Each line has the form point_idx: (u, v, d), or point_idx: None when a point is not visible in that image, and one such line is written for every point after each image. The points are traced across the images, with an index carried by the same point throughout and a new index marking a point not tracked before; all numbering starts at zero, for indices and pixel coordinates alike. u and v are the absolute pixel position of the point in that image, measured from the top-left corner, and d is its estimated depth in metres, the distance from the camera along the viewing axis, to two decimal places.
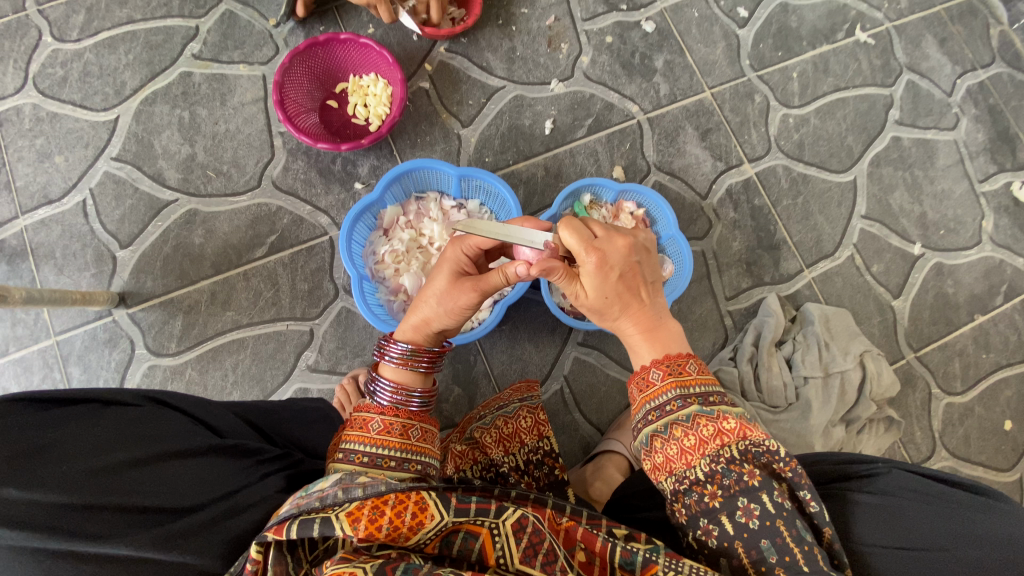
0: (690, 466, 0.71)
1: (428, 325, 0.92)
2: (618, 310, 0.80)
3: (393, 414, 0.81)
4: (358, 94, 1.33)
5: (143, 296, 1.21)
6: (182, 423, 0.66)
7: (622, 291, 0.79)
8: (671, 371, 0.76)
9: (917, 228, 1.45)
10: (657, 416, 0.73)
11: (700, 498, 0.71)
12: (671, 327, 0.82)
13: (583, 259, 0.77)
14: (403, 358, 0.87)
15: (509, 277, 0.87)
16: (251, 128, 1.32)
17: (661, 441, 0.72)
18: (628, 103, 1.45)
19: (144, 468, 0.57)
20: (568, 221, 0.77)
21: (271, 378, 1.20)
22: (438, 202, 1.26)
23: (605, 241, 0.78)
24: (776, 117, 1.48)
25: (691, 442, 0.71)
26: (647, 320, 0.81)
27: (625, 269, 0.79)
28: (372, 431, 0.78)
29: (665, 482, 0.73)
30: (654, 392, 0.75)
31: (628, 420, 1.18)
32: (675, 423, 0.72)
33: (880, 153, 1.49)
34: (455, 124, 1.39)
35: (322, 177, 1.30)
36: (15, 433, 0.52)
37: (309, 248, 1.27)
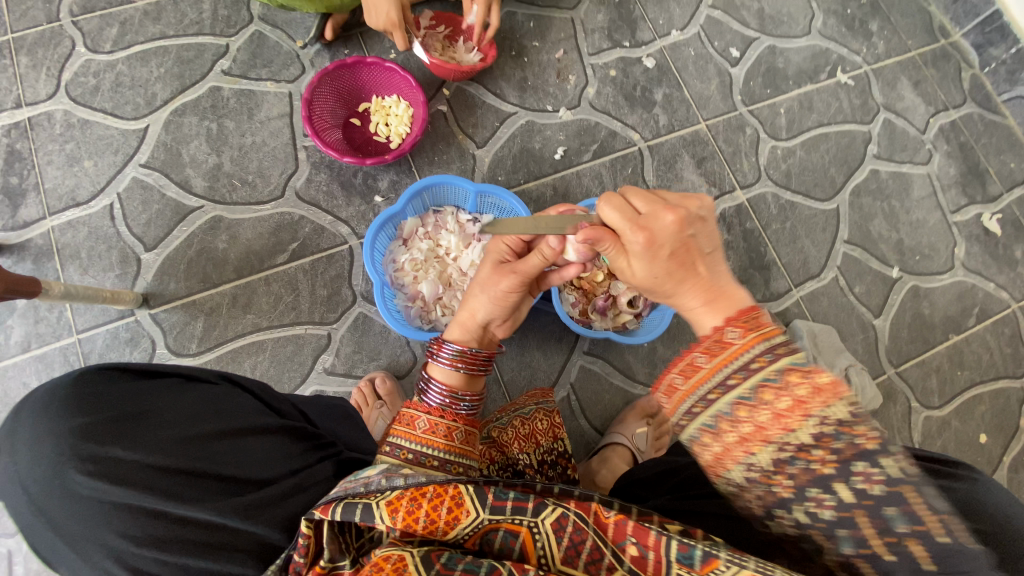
0: (790, 433, 0.57)
1: (475, 319, 1.07)
2: (673, 281, 0.78)
3: (439, 414, 0.94)
4: (380, 113, 1.41)
5: (166, 298, 1.25)
6: (253, 403, 0.73)
7: (674, 264, 0.78)
8: (751, 329, 0.63)
9: (895, 253, 1.57)
10: (741, 377, 0.60)
11: (808, 468, 0.57)
12: (736, 295, 0.76)
13: (631, 235, 0.79)
14: (453, 358, 1.03)
15: (545, 257, 0.97)
16: (276, 141, 1.39)
17: (748, 409, 0.59)
18: (630, 131, 1.56)
19: (220, 442, 0.64)
20: (611, 201, 0.82)
21: (288, 380, 1.23)
22: (454, 215, 1.34)
23: (650, 216, 0.79)
24: (766, 148, 1.61)
25: (786, 405, 0.57)
26: (709, 290, 0.76)
27: (676, 241, 0.78)
28: (419, 429, 0.92)
29: (760, 455, 0.59)
30: (729, 356, 0.62)
31: (628, 414, 1.28)
32: (763, 385, 0.59)
33: (861, 183, 1.62)
34: (470, 144, 1.48)
35: (343, 189, 1.37)
36: (123, 401, 0.62)
37: (328, 256, 1.32)
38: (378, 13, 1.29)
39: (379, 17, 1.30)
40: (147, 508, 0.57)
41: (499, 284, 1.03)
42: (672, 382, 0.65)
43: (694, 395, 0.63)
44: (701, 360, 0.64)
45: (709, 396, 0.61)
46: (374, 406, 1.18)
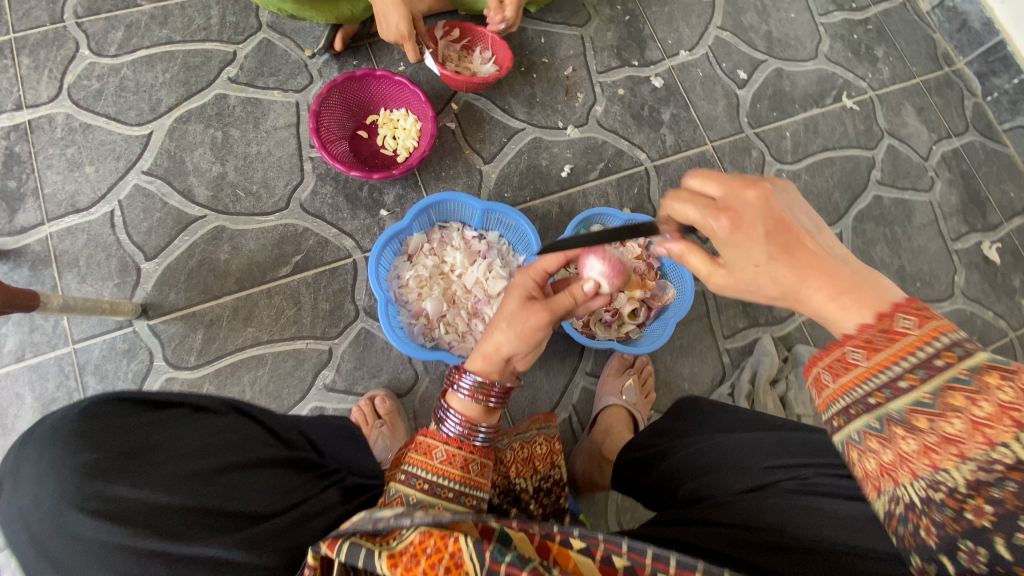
0: (975, 448, 0.47)
1: (499, 351, 1.05)
2: (788, 271, 0.64)
3: (456, 446, 0.96)
4: (388, 126, 1.40)
5: (165, 309, 1.23)
6: (259, 434, 0.71)
7: (777, 249, 0.65)
8: (884, 342, 0.54)
9: (895, 280, 1.58)
10: (921, 376, 0.50)
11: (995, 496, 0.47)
12: (873, 279, 0.61)
13: (712, 223, 0.68)
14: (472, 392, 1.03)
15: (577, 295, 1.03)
16: (282, 151, 1.37)
17: (929, 417, 0.49)
18: (637, 150, 1.56)
19: (223, 476, 0.61)
20: (678, 194, 0.72)
21: (288, 396, 1.21)
22: (460, 231, 1.33)
23: (732, 198, 0.69)
24: (771, 172, 1.61)
25: (985, 411, 0.48)
26: (834, 275, 0.62)
27: (770, 224, 0.66)
28: (434, 460, 0.92)
29: (955, 473, 0.48)
30: (893, 354, 0.53)
31: (609, 375, 1.30)
32: (951, 387, 0.49)
33: (864, 209, 1.62)
34: (477, 159, 1.47)
35: (349, 202, 1.36)
36: (128, 434, 0.59)
37: (332, 270, 1.31)
38: (389, 28, 1.28)
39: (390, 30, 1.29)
40: (146, 549, 0.53)
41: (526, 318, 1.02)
42: (821, 376, 0.57)
43: (849, 396, 0.54)
44: (856, 356, 0.55)
45: (871, 399, 0.52)
46: (374, 426, 1.16)
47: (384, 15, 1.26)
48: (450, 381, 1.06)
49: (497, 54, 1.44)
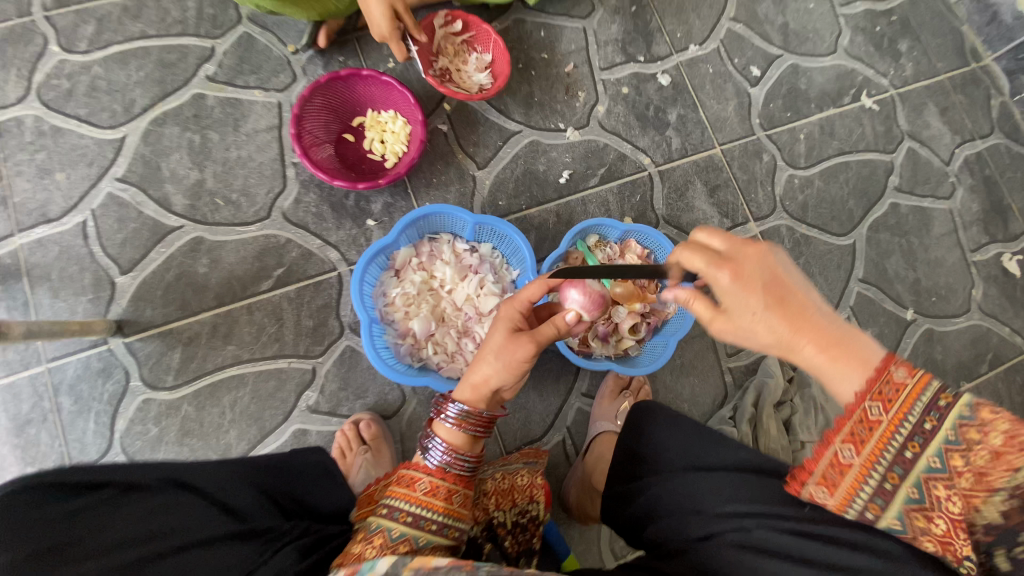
0: (983, 475, 0.58)
1: (488, 384, 0.99)
2: (786, 327, 0.66)
3: (439, 477, 0.94)
4: (375, 129, 1.32)
5: (141, 326, 1.18)
6: (199, 507, 0.71)
7: (778, 305, 0.67)
8: (892, 399, 0.62)
9: (910, 294, 1.50)
10: (921, 442, 0.60)
11: (1004, 509, 0.58)
12: (863, 340, 0.66)
13: (716, 277, 0.69)
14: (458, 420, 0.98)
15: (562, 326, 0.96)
16: (263, 156, 1.30)
17: (943, 482, 0.59)
18: (641, 154, 1.47)
19: (156, 565, 0.64)
20: (687, 245, 0.73)
21: (270, 418, 1.17)
22: (450, 244, 1.26)
23: (734, 251, 0.70)
24: (783, 177, 1.52)
25: (982, 461, 0.58)
26: (825, 335, 0.66)
27: (769, 279, 0.68)
28: (418, 491, 0.91)
29: (978, 517, 0.59)
30: (904, 406, 0.61)
31: (602, 399, 1.23)
32: (948, 449, 0.59)
33: (879, 218, 1.54)
34: (470, 164, 1.38)
35: (334, 211, 1.29)
36: (54, 527, 0.61)
37: (315, 284, 1.25)
38: (374, 25, 1.20)
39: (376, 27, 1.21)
40: None
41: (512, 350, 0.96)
42: (839, 456, 0.63)
43: (880, 466, 0.61)
44: (875, 412, 0.62)
45: (888, 482, 0.61)
46: (358, 452, 1.12)
47: (369, 12, 1.18)
48: (434, 412, 1.01)
49: (494, 52, 1.34)
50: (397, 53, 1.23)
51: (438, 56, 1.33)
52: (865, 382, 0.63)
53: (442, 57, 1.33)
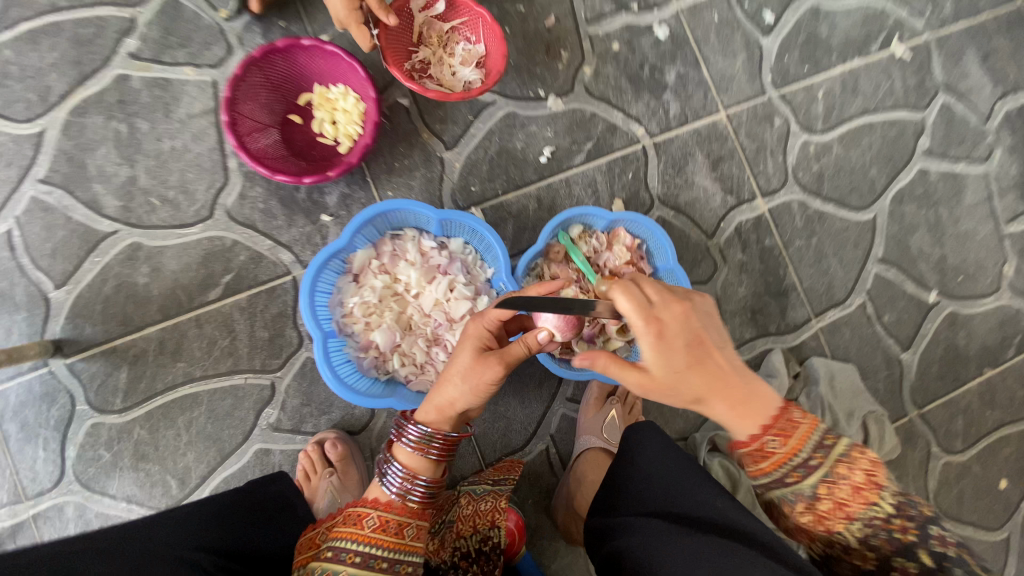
0: (868, 505, 0.70)
1: (454, 407, 0.91)
2: (698, 380, 0.76)
3: (389, 511, 0.85)
4: (325, 108, 1.15)
5: (83, 345, 1.09)
6: None
7: (693, 362, 0.76)
8: (789, 435, 0.74)
9: (934, 273, 1.35)
10: (821, 457, 0.72)
11: (891, 535, 0.70)
12: (762, 392, 0.77)
13: (642, 328, 0.76)
14: (418, 443, 0.91)
15: (530, 347, 0.90)
16: (200, 146, 1.15)
17: (831, 486, 0.72)
18: (633, 124, 1.29)
19: None
20: (624, 288, 0.78)
21: (229, 438, 1.09)
22: (415, 241, 1.12)
23: (662, 307, 0.77)
24: (797, 144, 1.33)
25: (860, 480, 0.71)
26: (734, 390, 0.76)
27: (687, 336, 0.77)
28: (366, 528, 0.82)
29: (846, 529, 0.72)
30: (799, 441, 0.74)
31: (587, 410, 1.15)
32: (837, 463, 0.72)
33: (904, 188, 1.36)
34: (437, 144, 1.22)
35: (284, 207, 1.15)
36: None
37: (269, 290, 1.13)
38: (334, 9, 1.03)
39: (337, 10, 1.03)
40: None
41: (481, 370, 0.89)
42: (769, 445, 0.74)
43: (789, 465, 0.73)
44: (773, 445, 0.74)
45: (790, 477, 0.73)
46: (323, 475, 1.06)
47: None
48: (394, 433, 0.94)
49: (487, 43, 1.13)
50: (360, 41, 1.05)
51: (418, 45, 1.14)
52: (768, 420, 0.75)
53: (422, 45, 1.14)
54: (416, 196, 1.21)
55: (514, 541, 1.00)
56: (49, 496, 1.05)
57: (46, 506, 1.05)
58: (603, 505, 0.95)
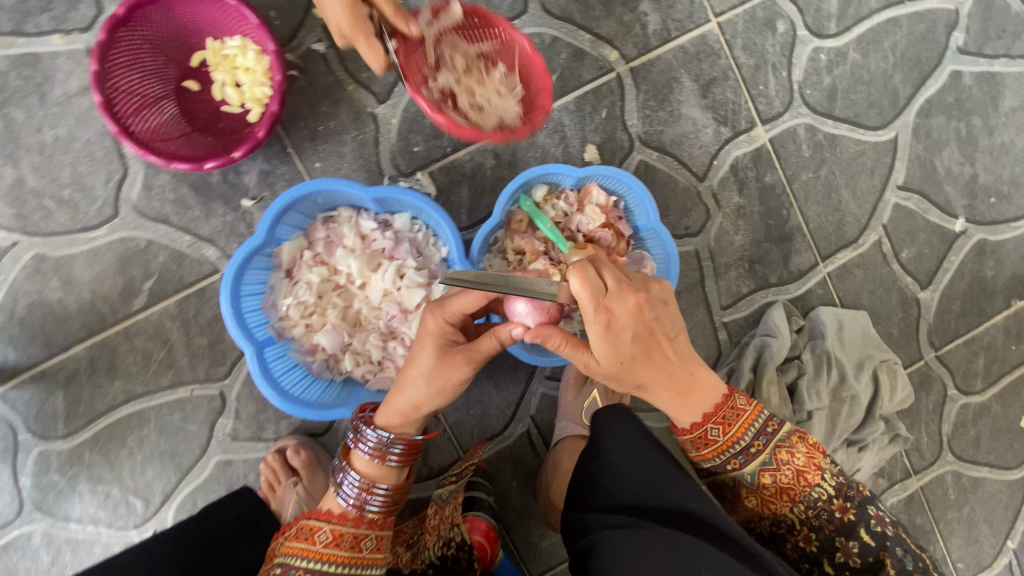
0: (811, 488, 0.77)
1: (419, 409, 0.77)
2: (642, 371, 0.71)
3: (344, 522, 0.73)
4: (223, 67, 0.96)
5: (9, 371, 0.99)
6: None
7: (639, 352, 0.70)
8: (729, 423, 0.78)
9: (963, 197, 1.17)
10: (762, 441, 0.78)
11: (832, 516, 0.76)
12: (705, 379, 0.77)
13: (591, 318, 0.66)
14: (379, 448, 0.77)
15: (503, 342, 0.72)
16: (89, 132, 0.98)
17: (771, 472, 0.77)
18: (604, 46, 1.05)
19: None
20: (579, 270, 0.66)
21: (185, 453, 1.02)
22: (353, 223, 0.97)
23: (616, 297, 0.66)
24: (804, 54, 1.10)
25: (801, 462, 0.77)
26: (676, 382, 0.75)
27: (639, 328, 0.69)
28: (317, 544, 0.71)
29: (787, 510, 0.78)
30: (739, 429, 0.78)
31: (568, 393, 1.05)
32: (779, 446, 0.78)
33: (933, 97, 1.14)
34: (367, 99, 1.02)
35: (198, 195, 1.00)
36: None
37: (199, 292, 1.01)
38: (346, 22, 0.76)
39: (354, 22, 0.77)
40: None
41: (438, 368, 0.73)
42: (711, 433, 0.78)
43: (733, 449, 0.78)
44: (716, 433, 0.78)
45: (730, 464, 0.79)
46: (287, 485, 0.98)
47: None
48: (350, 437, 0.79)
49: (530, 89, 0.81)
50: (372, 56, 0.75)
51: (439, 71, 0.79)
52: (714, 408, 0.78)
53: (445, 71, 0.79)
54: (349, 165, 1.02)
55: (486, 555, 0.91)
56: (12, 528, 1.01)
57: (11, 537, 1.01)
58: (576, 501, 0.83)
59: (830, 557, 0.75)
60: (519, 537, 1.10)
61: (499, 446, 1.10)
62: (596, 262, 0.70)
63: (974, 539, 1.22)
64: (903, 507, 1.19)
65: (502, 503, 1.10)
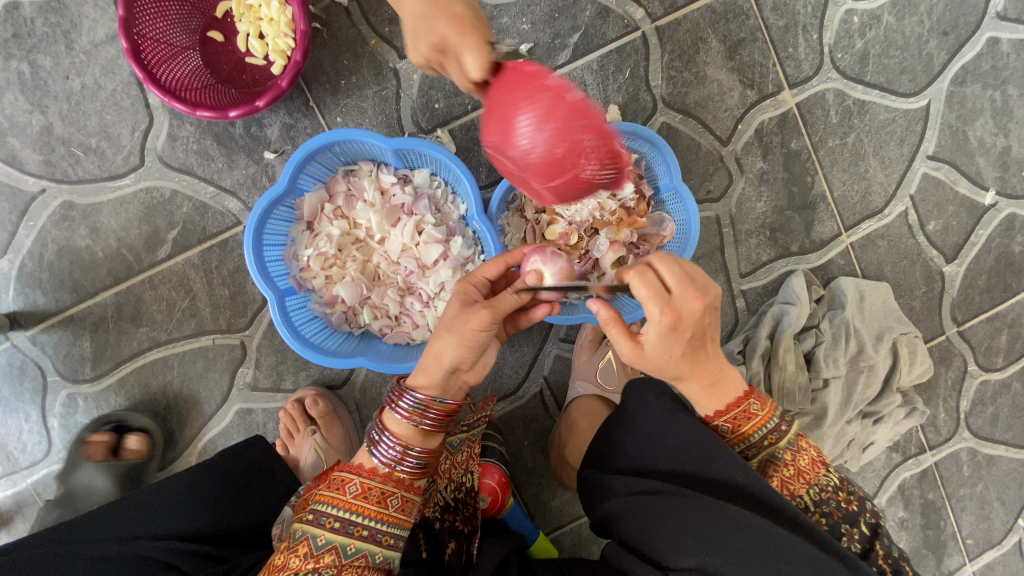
0: (821, 474, 0.75)
1: (443, 363, 0.66)
2: (684, 367, 0.71)
3: (373, 477, 0.65)
4: (247, 18, 0.95)
5: (39, 316, 1.02)
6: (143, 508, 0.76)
7: (687, 350, 0.69)
8: (765, 402, 0.79)
9: (994, 169, 1.13)
10: (789, 427, 0.78)
11: (840, 504, 0.73)
12: (729, 370, 0.78)
13: (656, 317, 0.64)
14: (412, 413, 0.66)
15: (522, 294, 0.68)
16: (115, 81, 0.99)
17: (794, 452, 0.76)
18: (630, 5, 1.03)
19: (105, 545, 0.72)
20: (641, 272, 0.66)
21: (208, 400, 1.05)
22: (373, 177, 0.97)
23: (681, 298, 0.64)
24: (836, 16, 1.07)
25: (814, 452, 0.77)
26: (708, 373, 0.75)
27: (697, 329, 0.67)
28: (347, 495, 0.63)
29: (802, 495, 0.74)
30: (773, 408, 0.78)
31: (581, 355, 1.07)
32: (800, 432, 0.78)
33: (968, 65, 1.10)
34: (389, 54, 1.01)
35: (221, 146, 1.01)
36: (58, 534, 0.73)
37: (221, 243, 1.03)
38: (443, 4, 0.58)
39: (425, 34, 0.58)
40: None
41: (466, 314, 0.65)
42: (752, 406, 0.77)
43: (767, 424, 0.77)
44: (756, 408, 0.77)
45: (765, 439, 0.76)
46: (306, 433, 1.00)
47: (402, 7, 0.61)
48: (388, 397, 0.68)
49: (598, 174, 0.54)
50: (467, 53, 0.54)
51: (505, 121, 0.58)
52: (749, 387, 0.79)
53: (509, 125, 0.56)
54: (370, 120, 1.02)
55: (496, 501, 0.92)
56: (41, 466, 1.05)
57: (40, 475, 1.05)
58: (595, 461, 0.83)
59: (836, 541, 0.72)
60: (529, 494, 1.12)
61: (513, 405, 1.11)
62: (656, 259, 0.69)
63: (986, 517, 1.21)
64: (916, 482, 1.18)
65: (513, 460, 1.12)
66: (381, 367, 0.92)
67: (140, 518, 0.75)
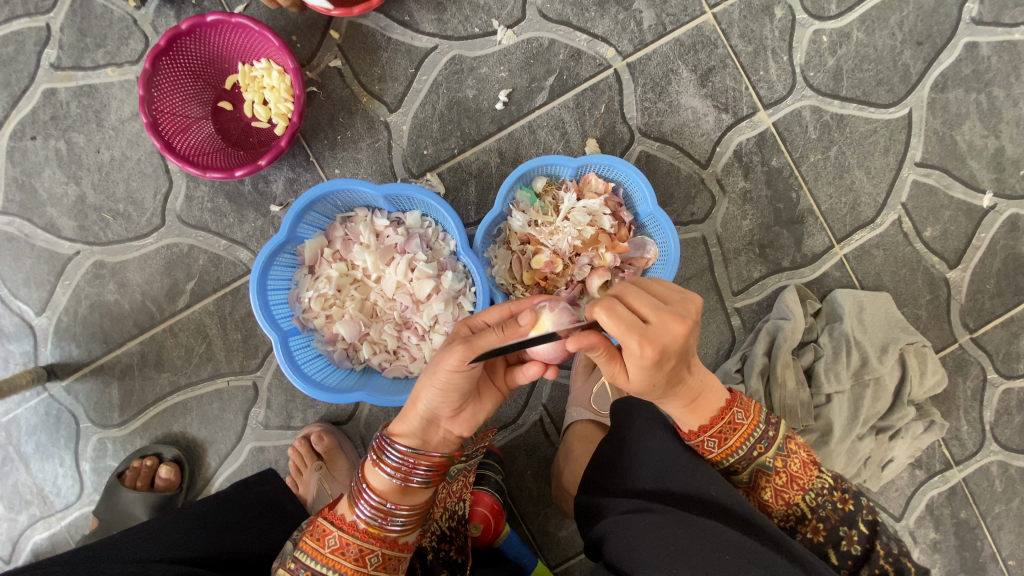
0: (815, 477, 0.75)
1: (419, 413, 0.70)
2: (671, 392, 0.70)
3: (353, 532, 0.71)
4: (251, 88, 1.05)
5: (73, 366, 1.12)
6: (163, 527, 0.80)
7: (676, 377, 0.68)
8: (749, 408, 0.77)
9: (988, 171, 1.12)
10: (777, 432, 0.76)
11: (835, 506, 0.74)
12: (710, 382, 0.76)
13: (636, 351, 0.62)
14: (396, 470, 0.72)
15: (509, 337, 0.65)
16: (138, 152, 1.11)
17: (785, 458, 0.75)
18: (601, 45, 1.09)
19: (120, 559, 0.76)
20: (608, 305, 0.63)
21: (223, 440, 1.11)
22: (368, 221, 1.03)
23: (657, 329, 0.63)
24: (804, 37, 1.11)
25: (806, 454, 0.77)
26: (694, 394, 0.73)
27: (681, 355, 0.66)
28: (326, 548, 0.70)
29: (799, 501, 0.74)
30: (757, 412, 0.77)
31: (576, 381, 1.08)
32: (790, 436, 0.77)
33: (948, 71, 1.11)
34: (379, 109, 1.10)
35: (232, 203, 1.10)
36: (85, 551, 0.77)
37: (233, 291, 1.11)
38: None
39: None
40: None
41: (446, 358, 0.65)
42: (737, 416, 0.75)
43: (755, 433, 0.75)
44: (741, 417, 0.76)
45: (756, 451, 0.75)
46: (312, 469, 1.05)
47: None
48: (373, 449, 0.74)
49: None
50: None
51: None
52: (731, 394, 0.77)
53: None
54: (365, 169, 1.10)
55: (489, 528, 0.94)
56: (74, 509, 1.11)
57: (73, 517, 1.12)
58: (589, 483, 0.82)
59: (835, 546, 0.72)
60: (535, 525, 1.12)
61: (512, 434, 1.12)
62: (626, 289, 0.66)
63: None
64: (945, 500, 1.12)
65: (516, 490, 1.12)
66: (379, 401, 0.95)
67: (146, 539, 0.79)
